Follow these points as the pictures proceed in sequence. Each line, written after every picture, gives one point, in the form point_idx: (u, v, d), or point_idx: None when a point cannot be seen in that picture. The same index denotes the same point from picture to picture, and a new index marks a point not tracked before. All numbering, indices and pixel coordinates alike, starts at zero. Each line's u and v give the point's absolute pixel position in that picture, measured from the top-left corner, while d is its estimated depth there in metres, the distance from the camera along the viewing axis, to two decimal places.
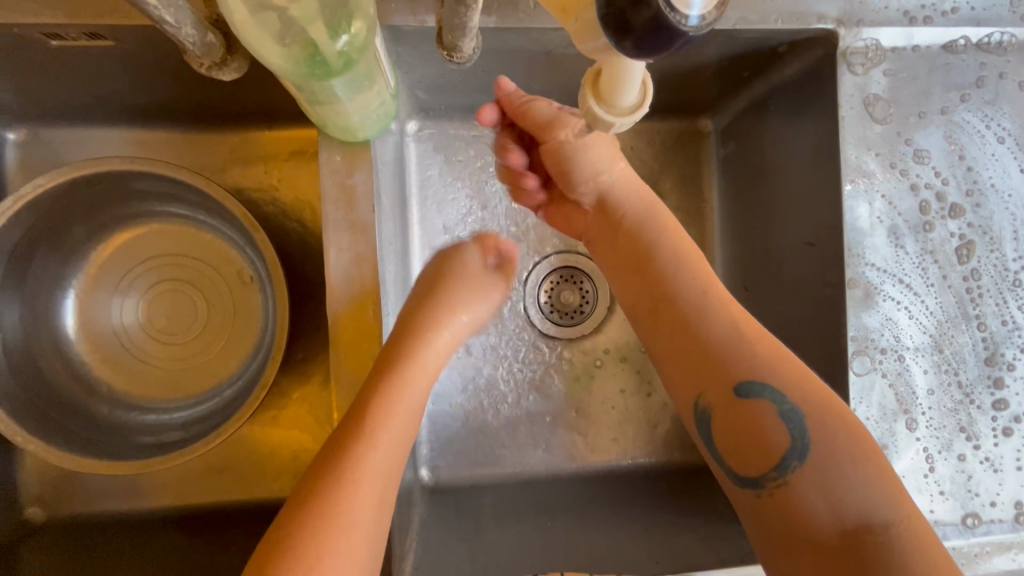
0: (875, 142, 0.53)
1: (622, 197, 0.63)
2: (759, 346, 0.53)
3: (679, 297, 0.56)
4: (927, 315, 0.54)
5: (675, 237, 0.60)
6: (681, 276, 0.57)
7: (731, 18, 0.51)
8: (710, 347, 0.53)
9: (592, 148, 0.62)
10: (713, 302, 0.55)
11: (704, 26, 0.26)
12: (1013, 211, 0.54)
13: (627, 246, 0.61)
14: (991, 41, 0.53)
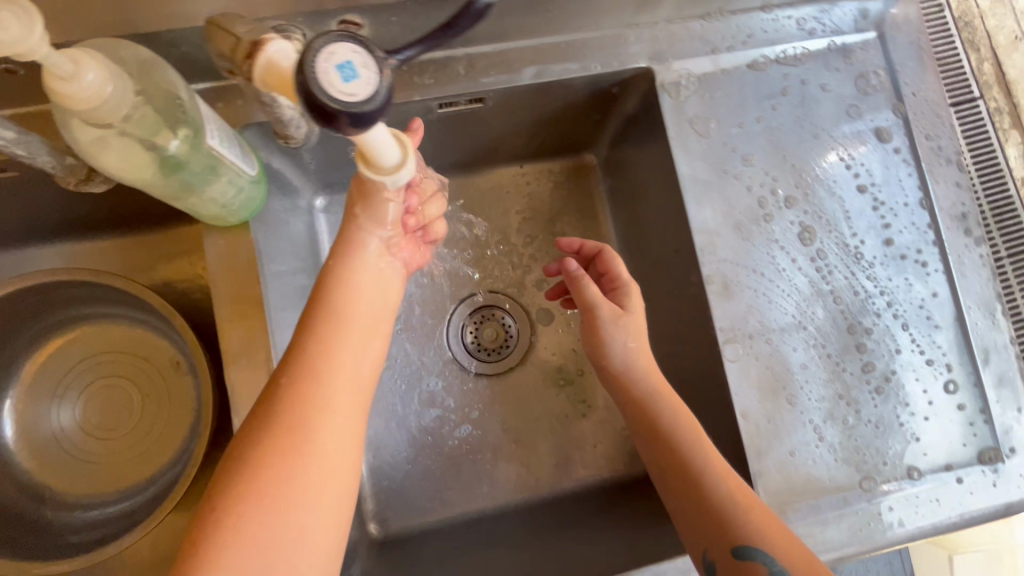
0: (706, 154, 0.60)
1: (631, 377, 0.61)
2: (754, 516, 0.53)
3: (686, 467, 0.56)
4: (786, 297, 0.59)
5: (678, 413, 0.59)
6: (683, 451, 0.57)
7: (557, 71, 0.58)
8: (709, 509, 0.54)
9: (617, 323, 0.61)
10: (715, 473, 0.55)
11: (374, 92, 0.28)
12: (840, 194, 0.60)
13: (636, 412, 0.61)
14: (788, 56, 0.61)
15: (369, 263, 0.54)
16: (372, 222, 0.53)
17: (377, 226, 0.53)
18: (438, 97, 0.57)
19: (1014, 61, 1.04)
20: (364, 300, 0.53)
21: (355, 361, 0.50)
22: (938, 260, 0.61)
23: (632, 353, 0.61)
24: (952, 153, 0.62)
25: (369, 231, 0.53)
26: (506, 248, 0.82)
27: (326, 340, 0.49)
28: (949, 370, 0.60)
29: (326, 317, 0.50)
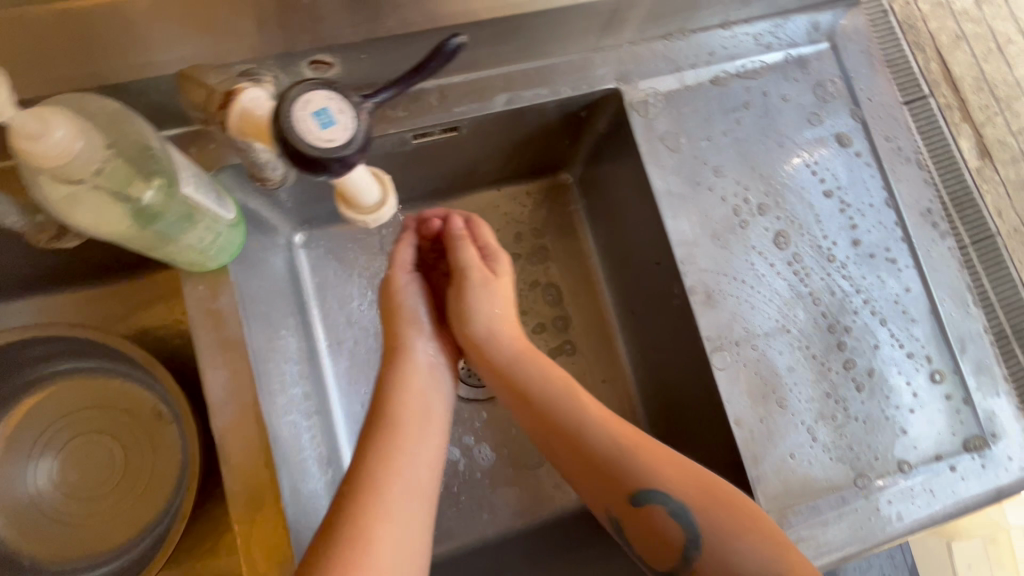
0: (679, 169, 0.61)
1: (492, 346, 0.60)
2: (641, 455, 0.53)
3: (562, 425, 0.55)
4: (768, 302, 0.60)
5: (541, 371, 0.58)
6: (561, 413, 0.56)
7: (527, 96, 0.59)
8: (599, 462, 0.53)
9: (479, 291, 0.60)
10: (597, 423, 0.54)
11: (345, 135, 0.35)
12: (809, 198, 0.62)
13: (500, 383, 0.60)
14: (747, 70, 0.64)
15: (421, 364, 0.59)
16: (417, 324, 0.61)
17: (422, 328, 0.61)
18: (412, 129, 0.58)
19: (956, 59, 1.09)
20: (422, 406, 0.56)
21: (412, 465, 0.52)
22: (907, 255, 0.63)
23: (498, 323, 0.61)
24: (911, 152, 0.65)
25: (413, 334, 0.61)
26: None
27: (387, 450, 0.52)
28: (929, 361, 0.61)
29: (382, 425, 0.54)
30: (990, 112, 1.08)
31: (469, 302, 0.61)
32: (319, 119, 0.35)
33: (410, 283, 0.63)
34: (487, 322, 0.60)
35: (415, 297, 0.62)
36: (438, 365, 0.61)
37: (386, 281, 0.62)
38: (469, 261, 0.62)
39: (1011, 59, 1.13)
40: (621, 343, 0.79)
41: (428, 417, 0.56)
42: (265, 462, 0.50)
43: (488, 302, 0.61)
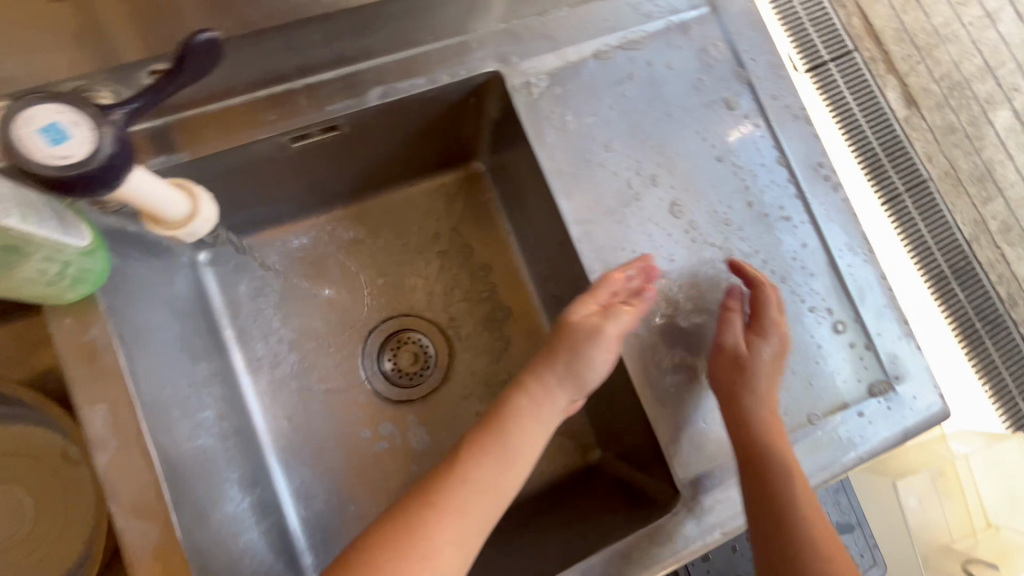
0: (568, 149, 0.60)
1: (750, 394, 0.56)
2: (824, 545, 0.54)
3: (791, 517, 0.54)
4: (669, 272, 0.60)
5: (786, 451, 0.56)
6: (793, 509, 0.54)
7: (404, 87, 0.57)
8: (790, 550, 0.54)
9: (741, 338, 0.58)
10: (806, 520, 0.54)
11: (85, 143, 0.34)
12: (701, 165, 0.63)
13: (743, 446, 0.55)
14: (629, 40, 0.63)
15: (558, 407, 0.58)
16: (571, 378, 0.58)
17: (566, 387, 0.58)
18: (287, 132, 0.55)
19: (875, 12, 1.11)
20: (521, 465, 0.55)
21: (507, 480, 0.53)
22: (802, 211, 0.64)
23: (763, 403, 0.56)
24: (800, 109, 0.66)
25: (559, 389, 0.58)
26: (411, 270, 0.81)
27: (477, 474, 0.52)
28: (830, 313, 0.62)
29: (491, 449, 0.54)
30: (913, 61, 1.11)
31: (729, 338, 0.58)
32: (48, 132, 0.33)
33: (606, 352, 0.57)
34: (736, 374, 0.57)
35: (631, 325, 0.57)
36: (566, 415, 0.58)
37: (584, 337, 0.56)
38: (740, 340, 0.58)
39: (929, 9, 1.15)
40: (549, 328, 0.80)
41: (495, 493, 0.53)
42: (158, 494, 0.48)
43: (760, 355, 0.57)
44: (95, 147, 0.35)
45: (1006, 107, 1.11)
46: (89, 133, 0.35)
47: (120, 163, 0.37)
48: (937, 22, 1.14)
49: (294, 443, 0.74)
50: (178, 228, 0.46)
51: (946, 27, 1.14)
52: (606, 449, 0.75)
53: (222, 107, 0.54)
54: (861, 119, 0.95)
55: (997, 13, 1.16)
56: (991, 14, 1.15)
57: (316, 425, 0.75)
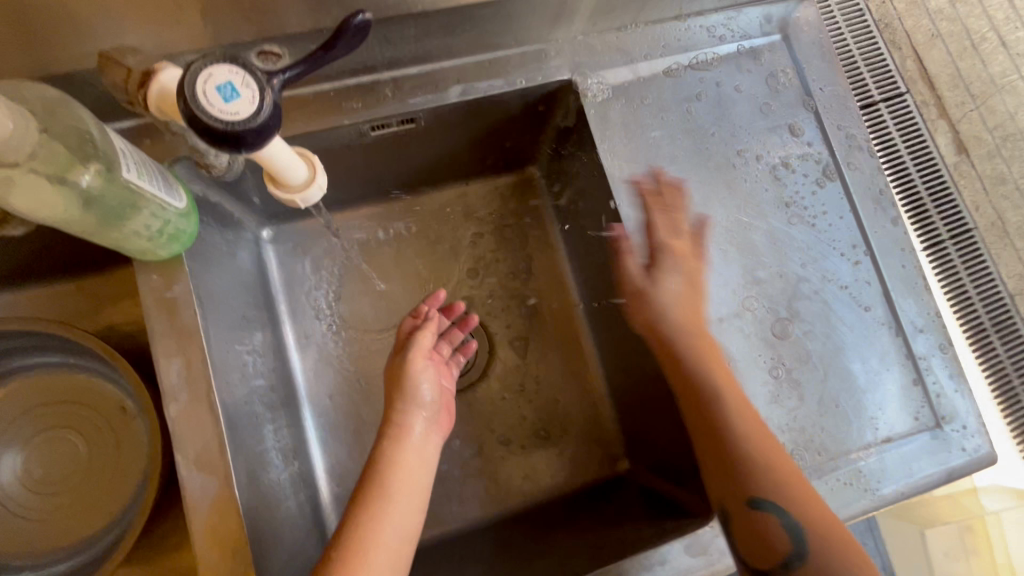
0: (632, 160, 0.62)
1: (666, 304, 0.59)
2: (781, 473, 0.53)
3: (709, 397, 0.55)
4: (721, 287, 0.61)
5: (714, 368, 0.56)
6: (704, 371, 0.56)
7: (483, 87, 0.60)
8: (729, 450, 0.54)
9: (689, 290, 0.59)
10: (735, 409, 0.55)
11: (257, 106, 0.36)
12: (762, 186, 0.64)
13: (686, 336, 0.58)
14: (699, 61, 0.65)
15: (416, 437, 0.63)
16: (412, 403, 0.65)
17: (417, 411, 0.64)
18: (369, 121, 0.58)
19: (932, 56, 1.07)
20: (412, 490, 0.59)
21: (399, 518, 0.56)
22: (859, 240, 0.64)
23: (682, 326, 0.58)
24: (864, 140, 0.66)
25: (409, 415, 0.64)
26: (458, 265, 0.83)
27: (370, 518, 0.55)
28: (882, 344, 0.62)
29: (375, 489, 0.57)
30: (966, 109, 1.07)
31: (659, 309, 0.59)
32: (224, 89, 0.36)
33: (422, 368, 0.67)
34: (680, 307, 0.59)
35: (425, 352, 0.68)
36: (431, 434, 0.65)
37: (406, 367, 0.66)
38: (634, 268, 0.61)
39: (986, 56, 1.10)
40: (589, 334, 0.81)
41: (401, 535, 0.56)
42: (220, 448, 0.51)
43: (669, 278, 0.59)
44: (262, 108, 0.37)
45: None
46: (252, 99, 0.36)
47: (274, 127, 0.38)
48: (994, 71, 1.10)
49: (333, 420, 0.76)
50: (299, 192, 0.48)
51: (1004, 77, 1.09)
52: (636, 458, 0.76)
53: (314, 93, 0.58)
54: (912, 169, 0.85)
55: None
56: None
57: (356, 405, 0.77)
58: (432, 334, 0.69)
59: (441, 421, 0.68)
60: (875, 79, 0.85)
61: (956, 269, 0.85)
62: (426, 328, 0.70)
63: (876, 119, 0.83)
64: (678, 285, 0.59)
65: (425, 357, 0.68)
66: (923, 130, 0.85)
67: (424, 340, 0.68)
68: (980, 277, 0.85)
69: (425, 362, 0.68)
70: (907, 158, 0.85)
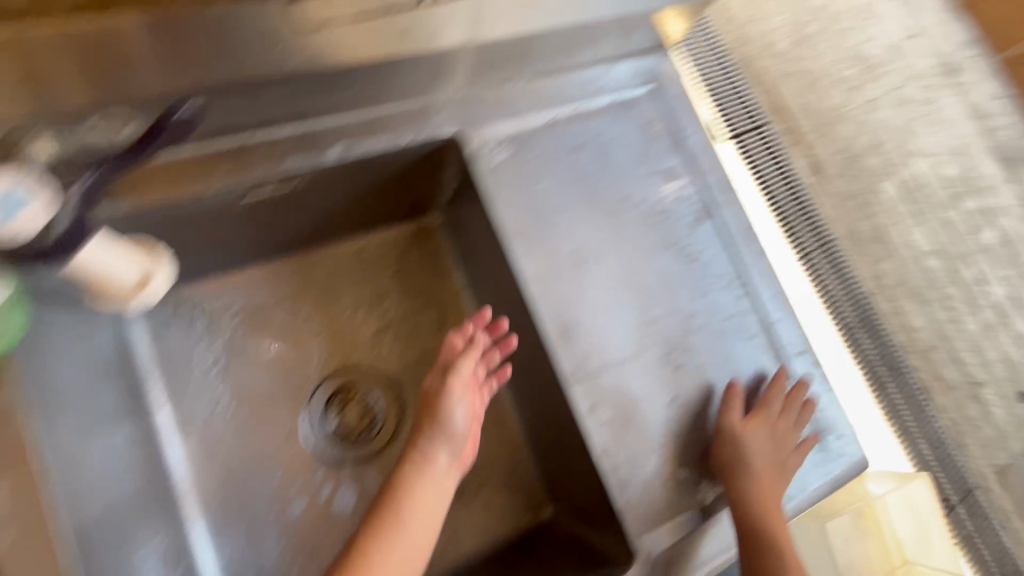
0: (524, 211, 0.63)
1: (753, 451, 0.62)
2: None
3: (758, 529, 0.61)
4: (620, 330, 0.63)
5: (775, 519, 0.61)
6: (753, 515, 0.61)
7: (364, 147, 0.58)
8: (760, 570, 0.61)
9: (763, 444, 0.62)
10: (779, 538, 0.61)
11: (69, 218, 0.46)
12: (648, 229, 0.67)
13: (748, 468, 0.62)
14: (578, 113, 0.68)
15: (440, 468, 0.62)
16: (441, 434, 0.63)
17: (443, 442, 0.62)
18: (241, 186, 0.54)
19: (785, 85, 1.14)
20: (426, 518, 0.59)
21: (408, 544, 0.58)
22: (736, 274, 0.69)
23: (759, 486, 0.62)
24: (732, 182, 0.72)
25: (436, 448, 0.62)
26: (358, 322, 0.79)
27: (375, 544, 0.56)
28: (764, 369, 0.67)
29: (392, 511, 0.58)
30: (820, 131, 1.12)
31: (744, 454, 0.62)
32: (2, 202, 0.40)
33: (458, 397, 0.64)
34: (731, 454, 0.62)
35: (459, 378, 0.64)
36: (456, 468, 0.63)
37: (440, 394, 0.63)
38: (736, 418, 0.63)
39: (824, 92, 1.14)
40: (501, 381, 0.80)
41: (405, 562, 0.57)
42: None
43: (761, 445, 0.62)
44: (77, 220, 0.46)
45: (892, 180, 1.10)
46: (45, 204, 0.42)
47: (83, 237, 0.47)
48: (834, 103, 1.14)
49: (225, 511, 0.68)
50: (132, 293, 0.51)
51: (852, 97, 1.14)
52: (557, 503, 0.74)
53: (171, 159, 0.52)
54: (776, 198, 0.97)
55: (902, 87, 1.12)
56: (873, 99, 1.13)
57: (252, 490, 0.69)
58: (472, 360, 0.64)
59: (465, 456, 0.64)
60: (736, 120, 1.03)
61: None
62: (467, 351, 0.65)
63: (741, 153, 0.98)
64: (761, 444, 0.62)
65: (468, 383, 0.64)
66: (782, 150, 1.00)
67: (466, 364, 0.64)
68: (844, 291, 0.95)
69: (467, 390, 0.64)
70: (774, 175, 0.97)
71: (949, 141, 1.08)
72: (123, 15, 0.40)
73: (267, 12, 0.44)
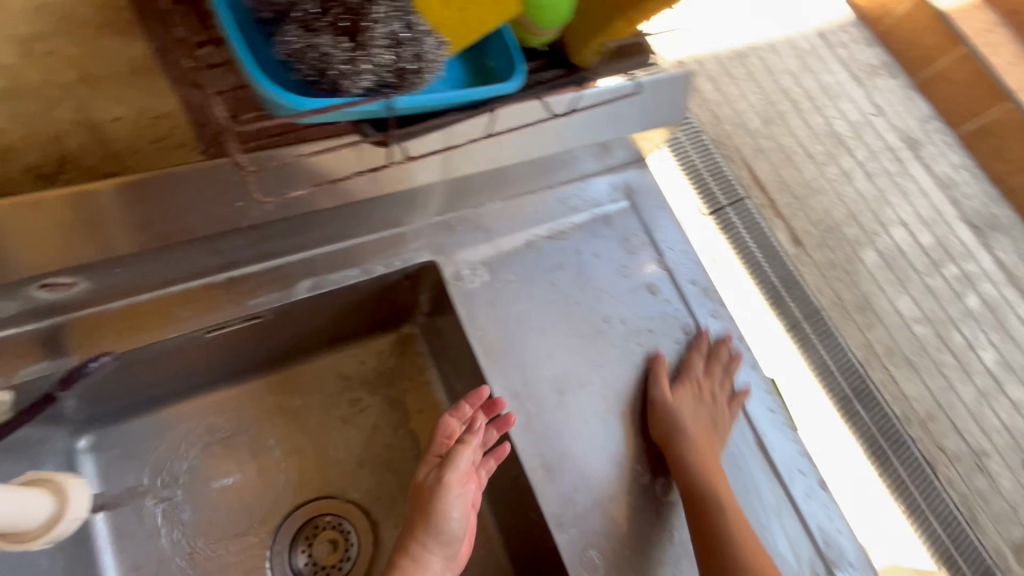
0: (505, 341, 0.61)
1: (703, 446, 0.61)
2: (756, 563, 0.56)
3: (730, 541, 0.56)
4: (607, 463, 0.59)
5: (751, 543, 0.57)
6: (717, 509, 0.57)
7: (334, 279, 0.56)
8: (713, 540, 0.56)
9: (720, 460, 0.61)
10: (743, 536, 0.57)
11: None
12: (630, 349, 0.65)
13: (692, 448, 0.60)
14: (556, 232, 0.67)
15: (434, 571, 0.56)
16: (435, 537, 0.56)
17: (437, 547, 0.56)
18: (203, 329, 0.51)
19: (758, 165, 1.12)
20: None
21: None
22: (728, 393, 0.66)
23: (699, 450, 0.60)
24: (715, 294, 0.71)
25: (429, 551, 0.55)
26: (331, 445, 0.72)
27: None
28: (763, 493, 0.63)
29: None
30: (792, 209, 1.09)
31: (666, 405, 0.61)
32: None
33: (456, 494, 0.56)
34: (659, 405, 0.61)
35: (456, 471, 0.57)
36: (450, 569, 0.57)
37: (435, 489, 0.56)
38: (663, 389, 0.63)
39: (801, 166, 1.15)
40: None
41: None
42: None
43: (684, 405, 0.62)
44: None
45: (872, 248, 1.08)
46: None
47: None
48: (808, 178, 1.14)
49: None
50: (37, 537, 0.37)
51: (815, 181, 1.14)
52: None
53: (127, 305, 0.49)
54: (768, 269, 0.95)
55: (866, 163, 1.18)
56: (847, 171, 1.16)
57: None
58: (472, 449, 0.57)
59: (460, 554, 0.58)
60: (722, 190, 1.01)
61: (828, 366, 0.91)
62: (463, 440, 0.57)
63: (727, 223, 0.96)
64: (714, 450, 0.61)
65: (466, 474, 0.57)
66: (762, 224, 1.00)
67: (463, 455, 0.57)
68: (843, 364, 0.93)
69: (464, 483, 0.57)
70: (759, 252, 0.96)
71: (917, 211, 1.14)
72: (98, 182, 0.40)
73: (223, 172, 0.43)
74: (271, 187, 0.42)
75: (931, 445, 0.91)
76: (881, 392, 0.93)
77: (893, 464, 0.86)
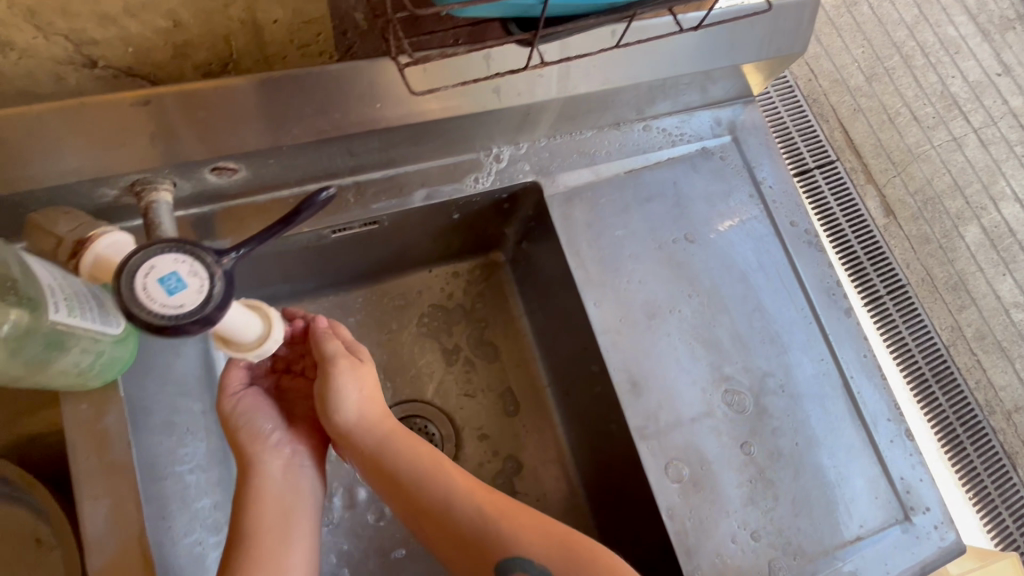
0: (600, 267, 0.63)
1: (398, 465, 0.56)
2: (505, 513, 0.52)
3: (430, 504, 0.54)
4: (691, 384, 0.61)
5: (465, 507, 0.53)
6: (425, 488, 0.55)
7: (446, 192, 0.60)
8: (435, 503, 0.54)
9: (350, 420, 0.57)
10: (458, 495, 0.54)
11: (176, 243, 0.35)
12: (722, 282, 0.65)
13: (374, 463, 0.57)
14: (657, 162, 0.67)
15: (276, 474, 0.56)
16: (247, 434, 0.57)
17: (264, 434, 0.57)
18: (329, 227, 0.58)
19: (854, 129, 1.04)
20: (280, 509, 0.55)
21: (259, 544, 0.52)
22: (817, 336, 0.66)
23: (420, 467, 0.56)
24: (814, 236, 0.69)
25: (273, 431, 0.58)
26: (422, 355, 0.75)
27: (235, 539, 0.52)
28: (847, 435, 0.63)
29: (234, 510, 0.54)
30: (889, 175, 1.02)
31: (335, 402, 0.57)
32: (165, 280, 0.33)
33: (254, 397, 0.59)
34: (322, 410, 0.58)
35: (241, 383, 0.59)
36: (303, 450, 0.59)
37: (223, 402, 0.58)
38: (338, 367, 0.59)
39: (903, 129, 1.06)
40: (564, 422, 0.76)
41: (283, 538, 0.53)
42: None
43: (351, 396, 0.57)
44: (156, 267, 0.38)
45: (975, 224, 1.00)
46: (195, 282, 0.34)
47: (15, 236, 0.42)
48: (910, 142, 1.05)
49: None
50: (250, 349, 0.42)
51: (920, 147, 1.05)
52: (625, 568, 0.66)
53: (271, 199, 0.55)
54: (855, 243, 0.88)
55: (982, 129, 1.07)
56: (958, 138, 1.06)
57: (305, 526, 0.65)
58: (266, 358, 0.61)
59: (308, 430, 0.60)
60: (809, 149, 0.93)
61: (901, 334, 0.86)
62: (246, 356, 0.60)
63: (813, 186, 0.89)
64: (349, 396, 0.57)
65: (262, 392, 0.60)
66: (852, 188, 0.92)
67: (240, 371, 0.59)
68: (925, 345, 0.87)
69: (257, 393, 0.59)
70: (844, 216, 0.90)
71: None
72: (235, 79, 0.45)
73: (367, 75, 0.48)
74: (428, 79, 0.48)
75: (1016, 439, 0.90)
76: (964, 378, 0.91)
77: (969, 453, 0.84)
